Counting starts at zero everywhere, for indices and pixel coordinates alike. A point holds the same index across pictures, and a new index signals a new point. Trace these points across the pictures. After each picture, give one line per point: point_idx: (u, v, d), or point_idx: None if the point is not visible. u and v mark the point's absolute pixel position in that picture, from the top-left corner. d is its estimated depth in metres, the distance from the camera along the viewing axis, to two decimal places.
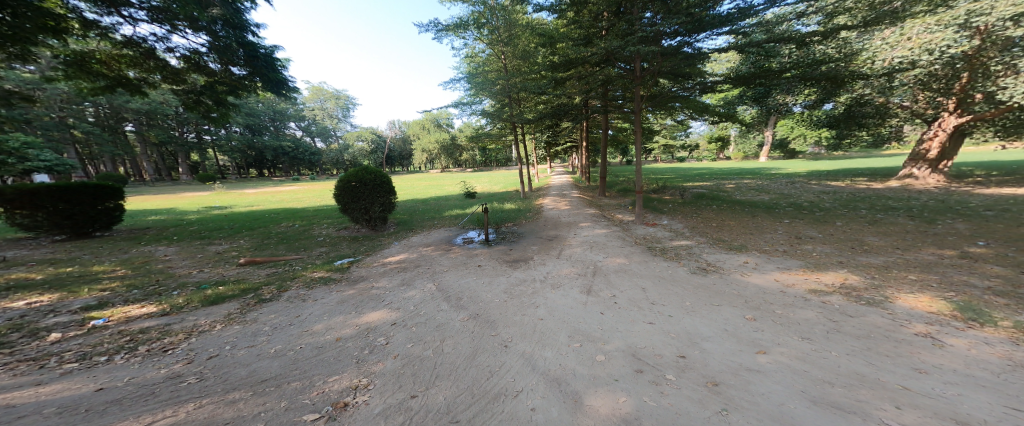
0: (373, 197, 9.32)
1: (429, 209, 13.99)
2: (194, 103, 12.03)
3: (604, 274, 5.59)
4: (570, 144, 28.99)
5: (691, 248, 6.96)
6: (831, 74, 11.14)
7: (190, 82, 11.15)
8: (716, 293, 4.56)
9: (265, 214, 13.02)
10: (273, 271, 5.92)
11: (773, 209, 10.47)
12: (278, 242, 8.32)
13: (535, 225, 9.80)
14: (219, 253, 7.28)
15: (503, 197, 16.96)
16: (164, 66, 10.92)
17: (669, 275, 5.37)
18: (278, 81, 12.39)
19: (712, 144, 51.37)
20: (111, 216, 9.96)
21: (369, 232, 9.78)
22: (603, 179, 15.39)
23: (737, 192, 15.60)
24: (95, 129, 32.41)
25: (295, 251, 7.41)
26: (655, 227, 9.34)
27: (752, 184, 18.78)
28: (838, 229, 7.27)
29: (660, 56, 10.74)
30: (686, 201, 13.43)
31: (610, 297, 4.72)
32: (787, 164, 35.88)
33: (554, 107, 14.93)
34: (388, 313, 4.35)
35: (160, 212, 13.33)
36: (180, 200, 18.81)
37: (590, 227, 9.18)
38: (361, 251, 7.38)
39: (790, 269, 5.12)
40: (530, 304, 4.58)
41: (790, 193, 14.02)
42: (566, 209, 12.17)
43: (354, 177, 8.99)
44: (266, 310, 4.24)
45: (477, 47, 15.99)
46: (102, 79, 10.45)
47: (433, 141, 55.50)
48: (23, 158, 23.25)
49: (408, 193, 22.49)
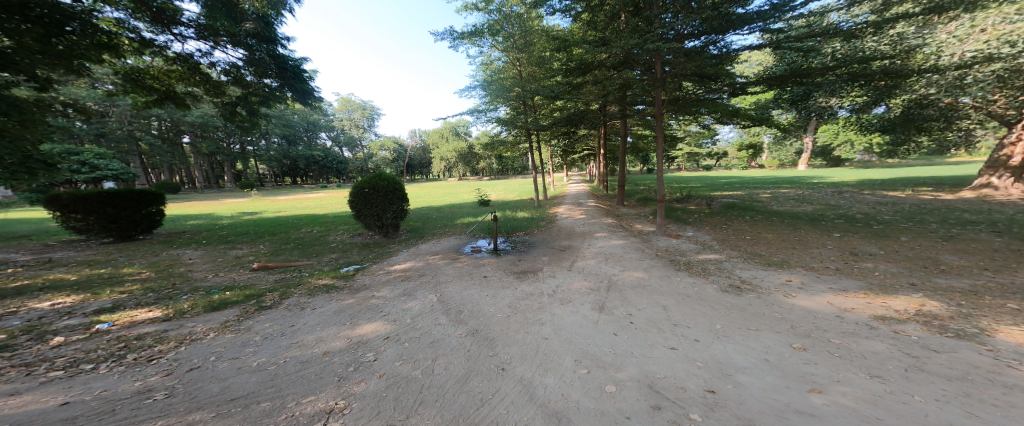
0: (385, 204, 9.36)
1: (443, 217, 13.98)
2: (230, 114, 12.74)
3: (620, 289, 5.08)
4: (588, 152, 28.49)
5: (720, 262, 6.31)
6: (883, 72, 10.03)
7: (229, 94, 11.81)
8: (754, 315, 3.94)
9: (290, 220, 13.51)
10: (281, 277, 5.92)
11: (815, 221, 9.46)
12: (293, 248, 8.44)
13: (548, 235, 9.42)
14: (237, 258, 7.45)
15: (519, 205, 16.69)
16: (207, 79, 11.69)
17: (695, 292, 4.78)
18: (306, 92, 12.96)
19: (743, 152, 48.77)
20: (152, 221, 10.55)
21: (382, 239, 9.79)
22: (622, 188, 14.71)
23: (773, 202, 14.40)
24: (155, 142, 35.81)
25: (307, 257, 7.47)
26: (679, 238, 8.65)
27: (790, 193, 17.32)
28: (903, 245, 6.52)
29: (684, 56, 10.16)
30: (714, 211, 12.50)
31: (626, 316, 4.23)
32: (828, 172, 33.11)
33: (570, 113, 14.60)
34: (383, 325, 4.11)
35: (198, 217, 14.17)
36: (217, 206, 20.06)
37: (606, 237, 8.65)
38: (370, 259, 7.31)
39: (847, 291, 4.50)
40: (535, 321, 4.17)
41: (838, 203, 12.70)
42: (582, 218, 11.66)
43: (366, 184, 9.08)
44: (262, 318, 4.11)
45: (493, 54, 16.01)
46: (154, 93, 11.06)
47: (454, 150, 56.77)
48: (91, 167, 25.81)
49: (425, 201, 22.75)
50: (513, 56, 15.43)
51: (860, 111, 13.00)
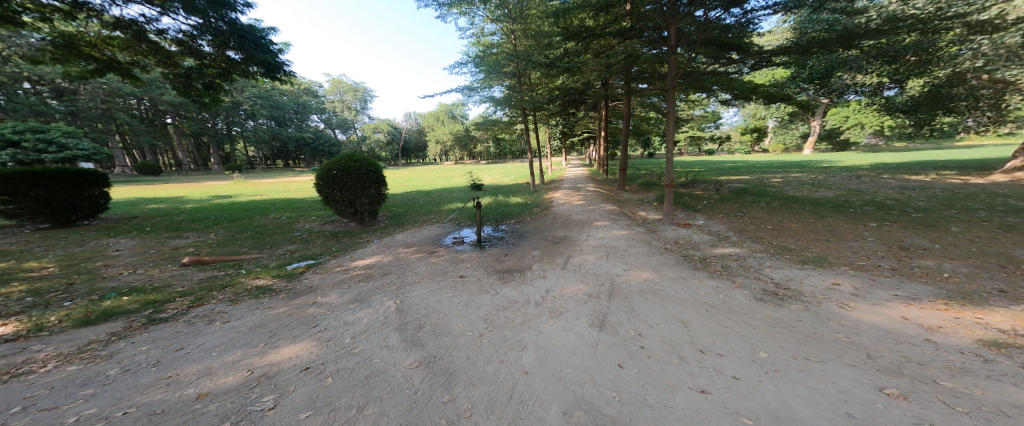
0: (358, 188, 8.20)
1: (430, 202, 12.88)
2: (185, 88, 11.30)
3: (623, 297, 4.08)
4: (589, 135, 27.17)
5: (743, 258, 5.27)
6: (918, 46, 8.98)
7: (186, 69, 10.46)
8: (807, 336, 2.94)
9: (261, 204, 12.35)
10: (210, 275, 4.82)
11: (842, 208, 8.41)
12: (248, 237, 7.34)
13: (541, 223, 8.37)
14: (174, 249, 6.32)
15: (512, 189, 15.60)
16: (158, 49, 10.28)
17: (721, 301, 3.77)
18: (274, 66, 11.66)
19: (747, 136, 47.48)
20: (94, 204, 9.35)
21: (357, 227, 8.73)
22: (623, 171, 13.54)
23: (788, 187, 13.32)
24: (133, 121, 34.02)
25: (257, 249, 6.37)
26: (689, 228, 7.62)
27: (802, 178, 16.26)
28: (958, 238, 5.53)
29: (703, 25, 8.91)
30: (725, 197, 11.43)
31: (633, 337, 3.23)
32: (835, 157, 31.96)
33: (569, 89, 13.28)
34: (309, 346, 3.06)
35: (163, 201, 12.99)
36: (191, 189, 18.79)
37: (607, 227, 7.59)
38: (331, 251, 6.21)
39: (920, 301, 3.49)
40: (517, 347, 3.18)
41: (859, 188, 11.64)
42: (580, 204, 10.56)
43: (334, 166, 7.86)
44: (144, 338, 3.03)
45: (486, 27, 14.48)
46: (92, 62, 9.76)
47: (450, 132, 55.12)
48: (61, 146, 24.36)
49: (415, 185, 21.55)
50: (507, 27, 13.97)
51: (872, 95, 11.85)
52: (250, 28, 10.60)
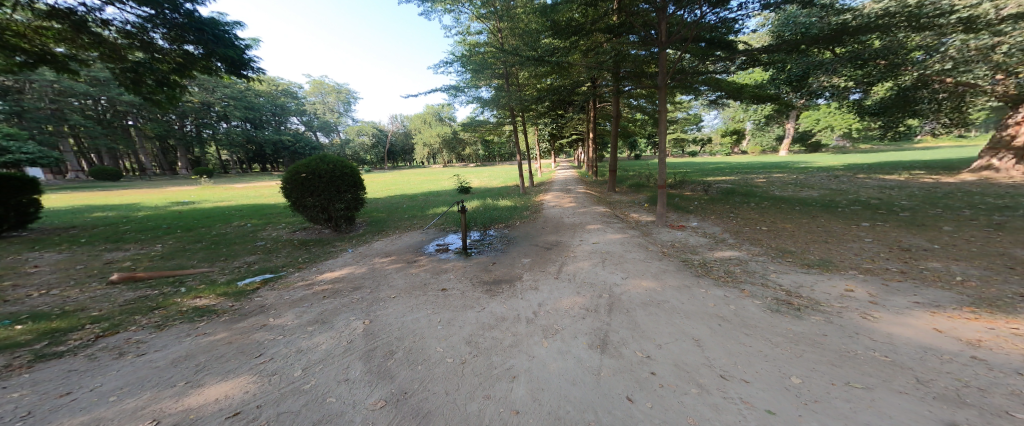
0: (331, 193, 7.46)
1: (413, 206, 12.22)
2: (135, 85, 10.12)
3: (625, 313, 3.67)
4: (576, 137, 27.05)
5: (745, 263, 4.96)
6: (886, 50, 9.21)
7: (134, 62, 9.37)
8: (841, 356, 2.57)
9: (227, 211, 11.36)
10: (143, 293, 4.08)
11: (832, 208, 8.35)
12: (202, 247, 6.52)
13: (531, 227, 7.92)
14: (109, 263, 5.46)
15: (499, 192, 15.11)
16: (102, 41, 9.25)
17: (734, 315, 3.41)
18: (239, 63, 10.78)
19: (726, 138, 48.74)
20: (23, 213, 8.11)
21: (331, 235, 8.00)
22: (613, 173, 13.28)
23: (774, 187, 13.40)
24: (88, 123, 31.52)
25: (210, 261, 5.60)
26: (684, 231, 7.32)
27: (784, 178, 16.52)
28: (956, 237, 5.39)
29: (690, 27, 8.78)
30: (714, 197, 11.32)
31: (643, 361, 2.80)
32: (810, 158, 33.17)
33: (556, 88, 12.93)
34: (243, 384, 2.44)
35: (114, 208, 11.78)
36: (152, 195, 17.36)
37: (599, 230, 7.20)
38: (296, 262, 5.51)
39: (945, 309, 3.20)
40: (506, 377, 2.67)
41: (843, 188, 11.76)
42: (570, 206, 10.15)
43: (304, 168, 7.08)
44: (20, 380, 2.34)
45: (473, 26, 13.98)
46: (23, 54, 8.74)
47: (433, 134, 54.12)
48: (1, 149, 22.24)
49: (397, 189, 20.72)
50: (493, 25, 13.55)
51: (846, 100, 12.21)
52: (211, 21, 9.76)
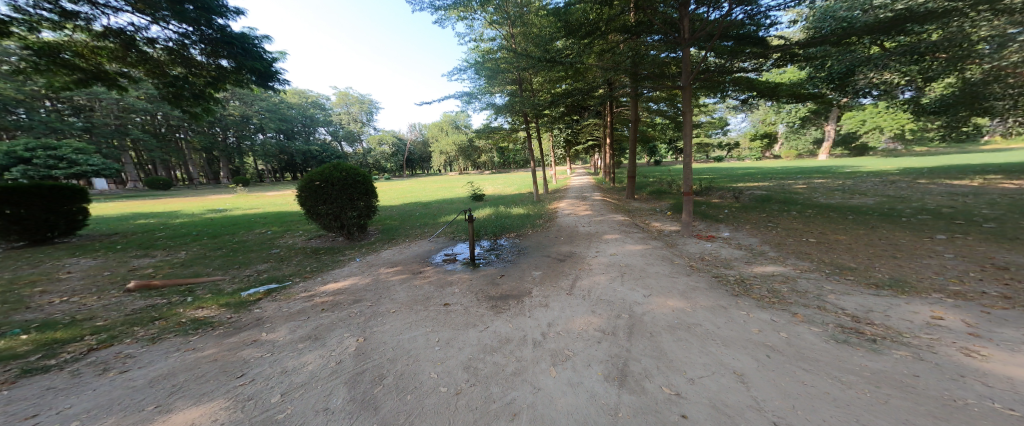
0: (343, 201, 7.45)
1: (427, 214, 12.16)
2: (175, 98, 10.93)
3: (648, 338, 3.24)
4: (595, 142, 26.43)
5: (795, 282, 4.34)
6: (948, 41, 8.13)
7: (174, 77, 10.11)
8: (939, 408, 2.03)
9: (252, 218, 11.76)
10: (151, 303, 4.06)
11: (890, 217, 7.36)
12: (221, 254, 6.62)
13: (545, 236, 7.54)
14: (132, 270, 5.60)
15: (515, 199, 14.84)
16: (146, 58, 9.94)
17: (787, 345, 2.90)
18: (268, 75, 11.31)
19: (757, 142, 46.04)
20: (70, 220, 8.70)
21: (344, 243, 8.00)
22: (633, 179, 12.65)
23: (816, 194, 12.22)
24: (145, 137, 34.52)
25: (224, 268, 5.64)
26: (714, 242, 6.67)
27: (826, 184, 15.13)
28: None
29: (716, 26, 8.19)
30: (747, 205, 10.43)
31: (677, 400, 2.37)
32: (852, 162, 30.54)
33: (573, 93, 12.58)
34: (216, 411, 2.23)
35: (153, 216, 12.51)
36: (190, 203, 18.45)
37: (619, 241, 6.69)
38: (304, 271, 5.44)
39: None
40: (505, 413, 2.31)
41: (900, 195, 10.50)
42: (587, 214, 9.67)
43: (317, 176, 7.13)
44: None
45: (486, 33, 14.13)
46: (79, 73, 9.51)
47: (454, 143, 55.12)
48: (71, 162, 24.73)
49: (414, 196, 20.94)
50: (506, 30, 13.58)
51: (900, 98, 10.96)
52: (242, 36, 10.28)
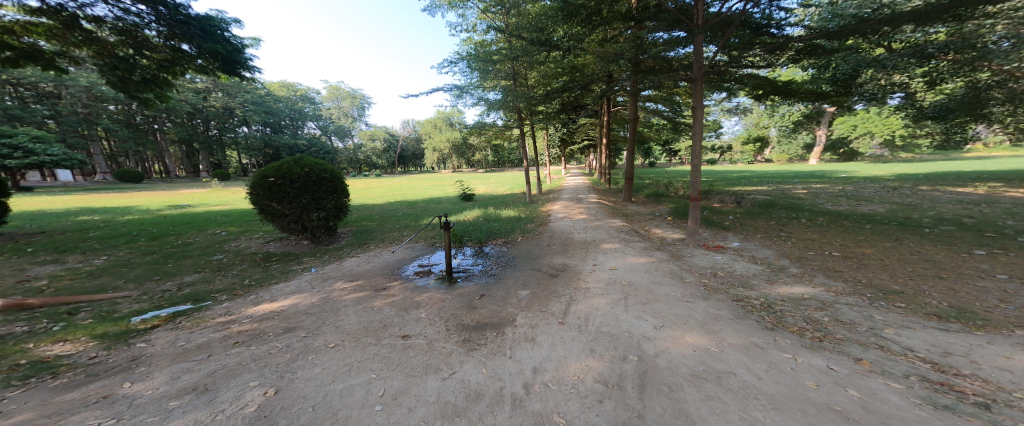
0: (302, 199, 6.36)
1: (409, 215, 11.20)
2: (122, 83, 9.25)
3: (665, 395, 2.40)
4: (589, 143, 25.79)
5: (837, 308, 3.58)
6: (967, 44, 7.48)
7: (121, 58, 8.56)
8: None
9: (213, 216, 10.62)
10: (11, 331, 3.05)
11: (913, 228, 6.70)
12: (152, 260, 5.57)
13: (535, 244, 6.71)
14: (26, 281, 4.53)
15: (505, 200, 14.02)
16: (92, 39, 8.46)
17: (861, 412, 2.07)
18: (236, 62, 10.00)
19: (749, 146, 46.09)
20: None
21: (308, 247, 6.99)
22: (629, 181, 11.89)
23: (820, 200, 11.64)
24: (115, 126, 32.49)
25: (144, 280, 4.61)
26: (725, 254, 5.91)
27: (827, 190, 14.63)
28: None
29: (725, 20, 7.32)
30: (752, 211, 9.74)
31: None
32: (844, 167, 30.48)
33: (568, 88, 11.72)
34: None
35: (103, 213, 11.23)
36: (154, 199, 17.03)
37: (619, 251, 5.87)
38: (240, 285, 4.46)
39: None
40: None
41: (911, 202, 9.94)
42: (582, 219, 8.83)
43: (271, 171, 6.06)
44: None
45: (479, 24, 13.20)
46: (8, 51, 8.08)
47: (445, 140, 53.96)
48: (28, 152, 22.85)
49: (400, 195, 19.89)
50: (500, 20, 12.57)
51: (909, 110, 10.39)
52: (207, 18, 8.96)
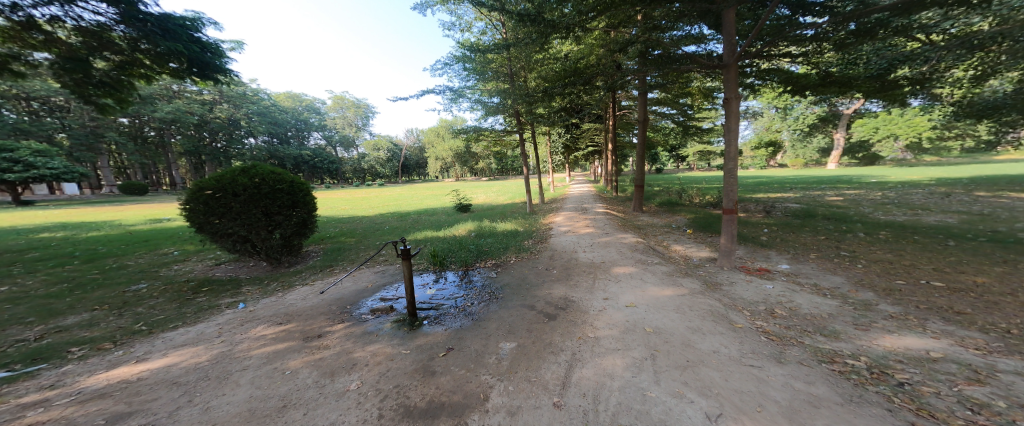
0: (251, 214, 5.00)
1: (396, 229, 10.09)
2: (76, 87, 7.57)
3: None
4: (594, 150, 24.67)
5: (1007, 382, 2.25)
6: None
7: (80, 61, 6.96)
8: None
9: (180, 232, 9.59)
10: None
11: (1012, 246, 5.29)
12: (52, 291, 4.45)
13: (533, 267, 5.50)
14: None
15: (504, 211, 12.87)
16: (47, 38, 6.85)
17: None
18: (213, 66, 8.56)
19: (761, 150, 44.42)
20: None
21: (264, 271, 5.73)
22: (641, 189, 10.59)
23: (863, 208, 10.18)
24: (121, 139, 32.53)
25: (10, 321, 3.48)
26: (777, 282, 4.60)
27: (864, 197, 13.05)
28: None
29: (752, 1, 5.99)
30: (790, 222, 8.34)
31: None
32: (867, 172, 28.59)
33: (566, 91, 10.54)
34: None
35: (64, 230, 10.21)
36: (136, 212, 16.14)
37: (638, 281, 4.58)
38: (128, 327, 3.30)
39: None
40: None
41: (979, 212, 8.46)
42: (589, 233, 7.54)
43: (210, 184, 4.79)
44: None
45: (475, 24, 12.30)
46: None
47: (449, 149, 53.54)
48: (28, 165, 22.57)
49: (396, 205, 18.87)
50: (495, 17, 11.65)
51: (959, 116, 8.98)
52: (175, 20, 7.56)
